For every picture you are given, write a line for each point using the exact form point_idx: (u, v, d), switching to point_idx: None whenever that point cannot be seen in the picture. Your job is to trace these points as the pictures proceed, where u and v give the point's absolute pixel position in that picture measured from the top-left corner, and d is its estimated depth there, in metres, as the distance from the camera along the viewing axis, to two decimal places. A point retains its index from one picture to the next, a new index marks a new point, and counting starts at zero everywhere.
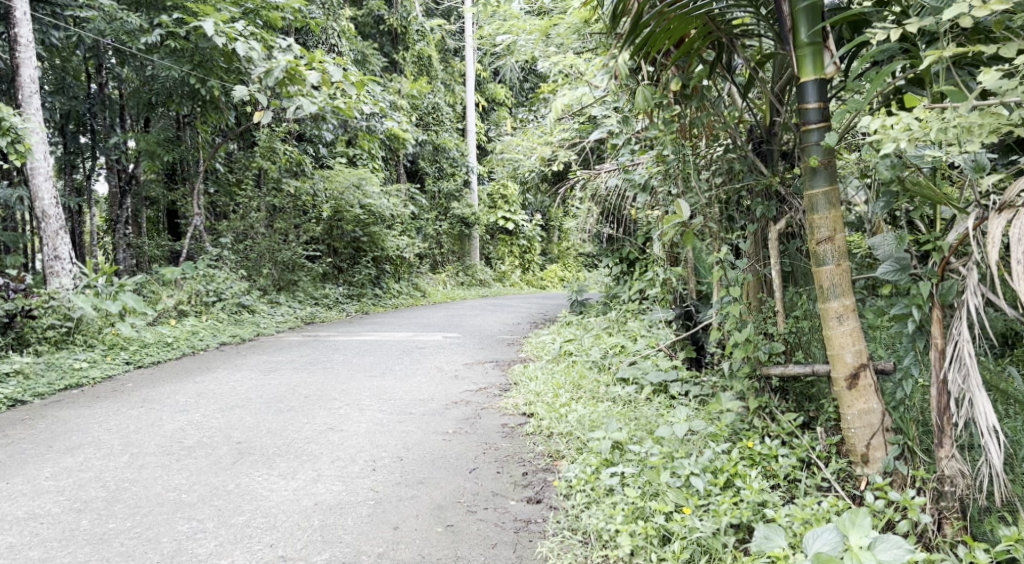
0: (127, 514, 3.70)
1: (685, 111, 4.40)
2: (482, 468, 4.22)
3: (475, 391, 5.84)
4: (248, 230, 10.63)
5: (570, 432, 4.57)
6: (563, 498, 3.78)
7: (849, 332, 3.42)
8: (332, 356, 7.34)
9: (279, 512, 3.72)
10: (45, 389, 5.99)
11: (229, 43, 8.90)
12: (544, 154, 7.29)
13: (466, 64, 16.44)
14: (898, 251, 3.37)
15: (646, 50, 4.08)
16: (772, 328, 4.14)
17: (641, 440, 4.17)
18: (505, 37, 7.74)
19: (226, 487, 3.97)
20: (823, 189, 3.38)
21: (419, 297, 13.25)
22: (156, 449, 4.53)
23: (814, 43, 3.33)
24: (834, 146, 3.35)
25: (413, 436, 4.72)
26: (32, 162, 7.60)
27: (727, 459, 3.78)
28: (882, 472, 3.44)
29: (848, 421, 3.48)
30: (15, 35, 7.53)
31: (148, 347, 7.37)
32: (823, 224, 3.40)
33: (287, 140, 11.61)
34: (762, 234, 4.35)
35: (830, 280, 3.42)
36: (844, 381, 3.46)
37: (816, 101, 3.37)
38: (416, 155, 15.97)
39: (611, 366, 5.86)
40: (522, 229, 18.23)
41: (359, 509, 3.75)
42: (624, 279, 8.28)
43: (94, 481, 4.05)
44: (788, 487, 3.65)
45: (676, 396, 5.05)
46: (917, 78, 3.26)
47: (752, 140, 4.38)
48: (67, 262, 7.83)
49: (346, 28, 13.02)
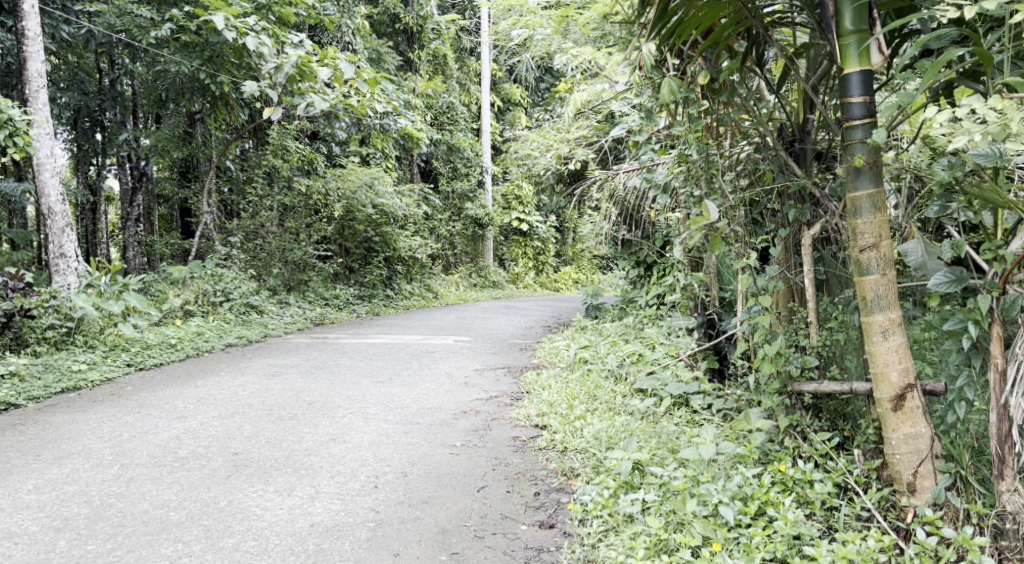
0: (109, 535, 3.45)
1: (713, 106, 4.18)
2: (490, 487, 3.95)
3: (486, 399, 5.58)
4: (258, 229, 10.43)
5: (586, 448, 4.30)
6: (578, 524, 3.51)
7: (895, 348, 3.13)
8: (339, 360, 7.09)
9: (272, 535, 3.47)
10: (41, 392, 5.75)
11: (240, 38, 8.65)
12: (561, 152, 7.00)
13: (481, 64, 16.15)
14: (934, 261, 3.23)
15: (674, 40, 3.80)
16: (804, 341, 3.88)
17: (664, 461, 3.89)
18: (523, 31, 7.42)
19: (217, 505, 3.72)
20: (868, 191, 3.08)
21: (432, 299, 12.99)
22: (147, 460, 4.28)
23: (860, 31, 3.03)
24: (881, 144, 3.06)
25: (419, 449, 4.45)
26: (37, 158, 7.37)
27: (758, 485, 3.50)
28: (931, 504, 3.15)
29: (892, 447, 3.19)
30: (22, 27, 7.30)
31: (151, 348, 7.13)
32: (868, 229, 3.10)
33: (299, 138, 11.38)
34: (795, 240, 4.06)
35: (874, 291, 3.12)
36: (888, 402, 3.16)
37: (861, 94, 3.06)
38: (430, 155, 15.75)
39: (629, 376, 5.57)
40: (536, 230, 17.90)
41: (358, 533, 3.48)
42: (641, 282, 7.97)
43: (78, 496, 3.80)
44: (825, 516, 3.38)
45: (699, 410, 4.79)
46: (971, 68, 2.99)
47: (783, 140, 4.04)
48: (72, 260, 7.61)
49: (360, 26, 12.78)
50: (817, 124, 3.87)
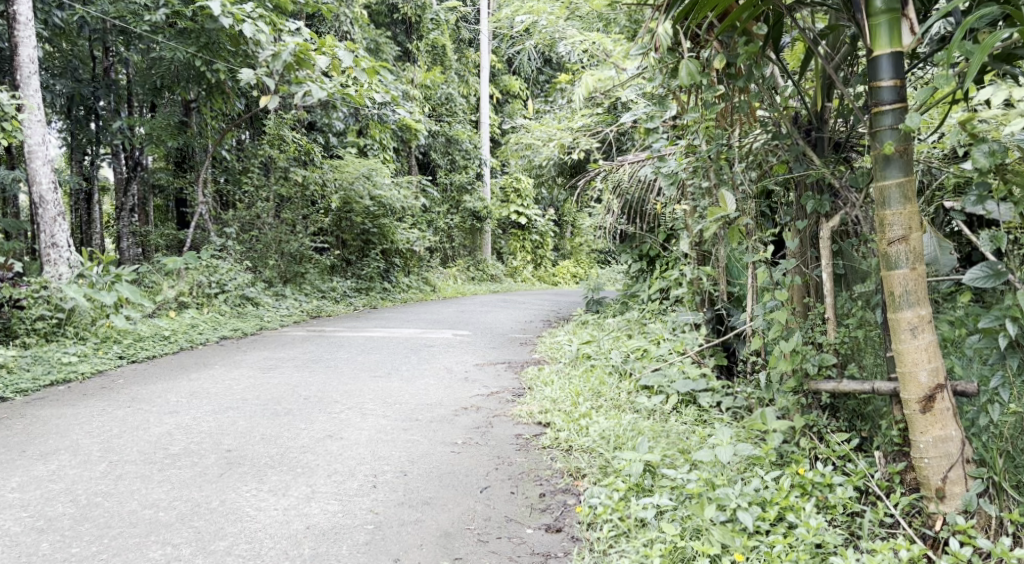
0: (95, 536, 3.29)
1: (730, 91, 3.96)
2: (494, 487, 3.79)
3: (487, 395, 5.42)
4: (254, 221, 10.30)
5: (592, 448, 4.14)
6: (586, 528, 3.37)
7: (924, 347, 3.01)
8: (336, 353, 6.91)
9: (266, 537, 3.31)
10: (30, 385, 5.60)
11: (236, 25, 8.43)
12: (565, 142, 6.81)
13: (481, 54, 15.94)
14: (946, 256, 3.38)
15: (693, 16, 3.57)
16: (820, 338, 3.71)
17: (675, 463, 3.75)
18: (526, 17, 7.19)
19: (209, 505, 3.55)
20: (898, 179, 2.96)
21: (430, 292, 12.78)
22: (137, 457, 4.12)
23: (891, 11, 2.91)
24: (911, 130, 2.94)
25: (419, 447, 4.30)
26: (28, 145, 7.19)
27: (776, 489, 3.39)
28: (962, 511, 3.04)
29: (920, 451, 3.07)
30: (13, 12, 7.09)
31: (144, 341, 6.96)
32: (897, 221, 2.99)
33: (295, 128, 11.22)
34: (812, 232, 3.86)
35: (903, 285, 3.00)
36: (916, 403, 3.04)
37: (891, 78, 2.95)
38: (429, 147, 15.54)
39: (634, 372, 5.39)
40: (535, 224, 17.62)
41: (356, 536, 3.33)
42: (643, 277, 7.75)
43: (63, 495, 3.64)
44: (846, 522, 3.28)
45: (708, 408, 4.64)
46: (1006, 50, 2.91)
47: (799, 128, 3.82)
48: (64, 250, 7.44)
49: (358, 15, 12.59)
50: (837, 111, 3.67)
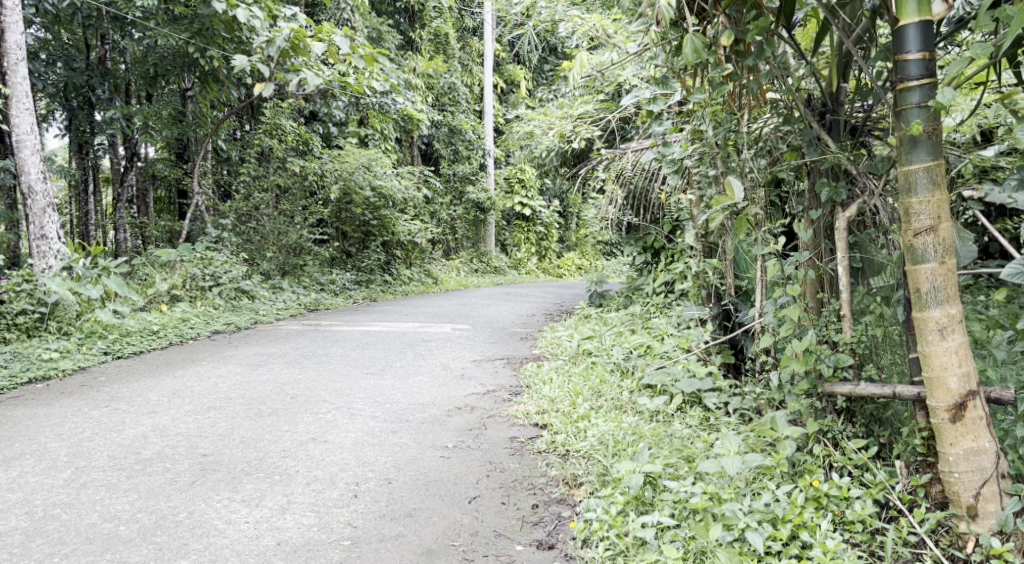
0: (47, 554, 3.07)
1: (738, 71, 3.68)
2: (484, 497, 3.53)
3: (482, 394, 5.15)
4: (251, 212, 9.96)
5: (589, 453, 3.87)
6: (580, 546, 3.14)
7: (954, 350, 2.75)
8: (328, 349, 6.65)
9: (232, 555, 3.08)
10: (6, 383, 5.35)
11: (230, 11, 8.07)
12: (565, 130, 6.50)
13: (486, 43, 15.60)
14: (966, 248, 3.11)
15: None
16: (835, 337, 3.42)
17: (678, 472, 3.49)
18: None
19: (175, 517, 3.31)
20: (925, 163, 2.69)
21: (432, 284, 12.50)
22: (106, 462, 3.86)
23: None
24: (940, 108, 2.66)
25: (406, 452, 4.03)
26: (16, 134, 6.84)
27: (789, 504, 3.14)
28: (995, 530, 2.80)
29: (951, 464, 2.81)
30: None
31: (130, 336, 6.70)
32: (924, 210, 2.71)
33: (294, 117, 10.97)
34: (826, 222, 3.56)
35: (930, 281, 2.73)
36: (945, 411, 2.78)
37: (919, 51, 2.66)
38: (432, 136, 15.24)
39: (636, 369, 5.09)
40: (540, 215, 17.34)
41: (331, 553, 3.10)
42: (648, 269, 7.43)
43: (19, 506, 3.39)
44: (866, 541, 3.03)
45: (714, 409, 4.36)
46: None
47: (813, 111, 3.53)
48: (55, 243, 7.07)
49: (359, 3, 12.30)
50: (855, 92, 3.37)
